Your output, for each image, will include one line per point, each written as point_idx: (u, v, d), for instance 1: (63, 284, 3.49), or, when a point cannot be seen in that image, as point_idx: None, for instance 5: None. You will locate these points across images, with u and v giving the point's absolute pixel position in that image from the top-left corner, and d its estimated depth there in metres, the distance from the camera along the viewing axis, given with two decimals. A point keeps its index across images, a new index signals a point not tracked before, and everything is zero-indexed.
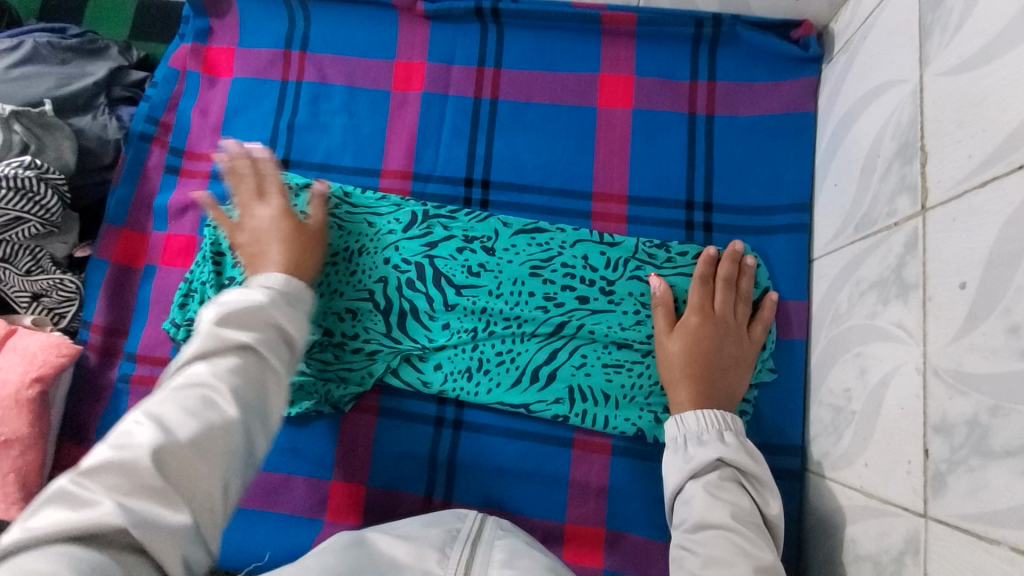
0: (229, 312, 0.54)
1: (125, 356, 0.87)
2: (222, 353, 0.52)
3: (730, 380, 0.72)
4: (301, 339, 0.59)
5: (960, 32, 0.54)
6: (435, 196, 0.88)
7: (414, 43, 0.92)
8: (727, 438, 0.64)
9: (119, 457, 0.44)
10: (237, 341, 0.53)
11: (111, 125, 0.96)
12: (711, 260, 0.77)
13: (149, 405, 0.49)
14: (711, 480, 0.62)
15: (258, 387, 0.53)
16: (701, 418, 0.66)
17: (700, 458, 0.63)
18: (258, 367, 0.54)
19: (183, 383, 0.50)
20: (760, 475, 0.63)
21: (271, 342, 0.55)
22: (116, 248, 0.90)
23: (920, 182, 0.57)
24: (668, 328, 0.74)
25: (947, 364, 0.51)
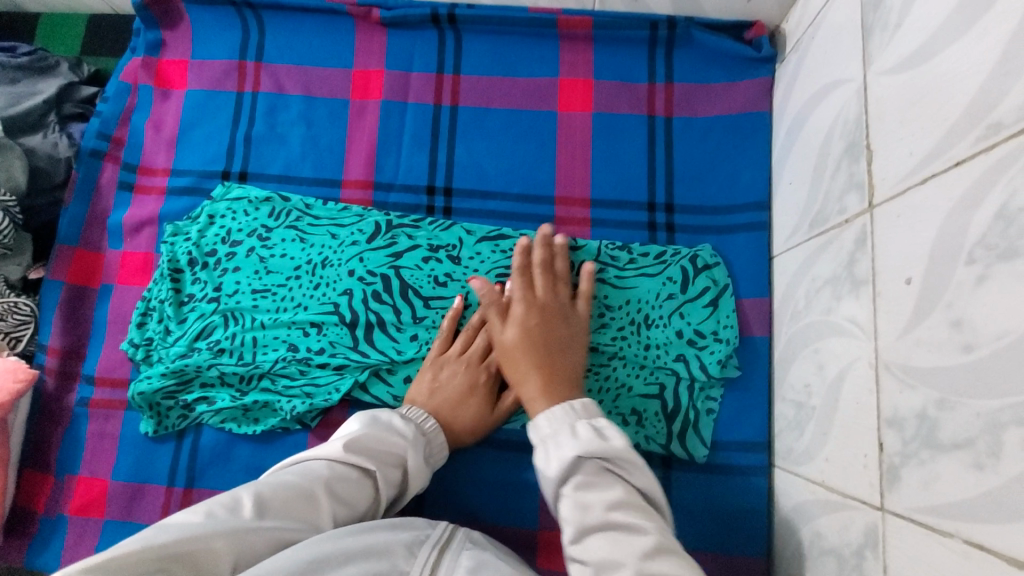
0: (372, 435, 0.64)
1: (83, 379, 0.84)
2: (343, 468, 0.61)
3: (573, 359, 0.69)
4: (412, 486, 0.67)
5: (899, 31, 0.55)
6: (398, 205, 0.87)
7: (371, 51, 0.91)
8: (579, 432, 0.56)
9: (224, 514, 0.52)
10: (363, 463, 0.62)
11: (62, 143, 0.93)
12: (526, 248, 0.76)
13: (267, 479, 0.58)
14: (579, 482, 0.54)
15: (359, 504, 0.61)
16: (551, 418, 0.58)
17: (558, 461, 0.55)
18: (360, 493, 0.61)
19: (304, 474, 0.59)
20: (619, 460, 0.55)
21: (388, 471, 0.64)
22: (71, 268, 0.87)
23: (867, 179, 0.58)
24: (501, 320, 0.72)
25: (897, 358, 0.51)
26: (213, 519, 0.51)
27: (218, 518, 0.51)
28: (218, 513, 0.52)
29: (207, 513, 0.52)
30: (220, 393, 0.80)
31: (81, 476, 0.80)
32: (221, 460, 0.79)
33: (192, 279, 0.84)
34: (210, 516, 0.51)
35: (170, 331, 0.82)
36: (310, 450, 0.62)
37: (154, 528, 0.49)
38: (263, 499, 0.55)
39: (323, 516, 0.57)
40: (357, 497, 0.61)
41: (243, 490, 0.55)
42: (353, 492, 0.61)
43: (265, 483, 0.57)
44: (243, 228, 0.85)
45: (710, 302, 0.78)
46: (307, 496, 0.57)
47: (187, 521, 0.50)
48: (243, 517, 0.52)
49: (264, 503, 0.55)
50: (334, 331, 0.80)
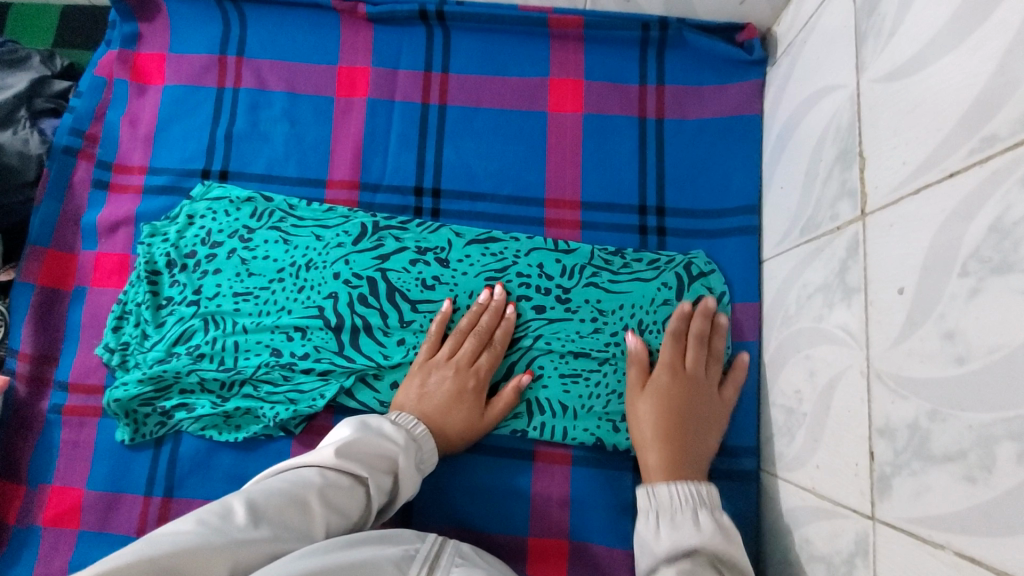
0: (364, 442, 0.63)
1: (56, 385, 0.81)
2: (335, 475, 0.60)
3: (700, 442, 0.70)
4: (403, 492, 0.65)
5: (893, 39, 0.55)
6: (385, 206, 0.85)
7: (357, 48, 0.89)
8: (702, 519, 0.60)
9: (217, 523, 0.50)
10: (356, 469, 0.60)
11: (33, 139, 0.89)
12: (686, 315, 0.75)
13: (257, 488, 0.56)
14: (685, 566, 0.56)
15: (350, 511, 0.60)
16: (676, 495, 0.62)
17: (675, 543, 0.58)
18: (353, 501, 0.60)
19: (294, 482, 0.57)
20: (735, 560, 0.58)
21: (380, 477, 0.62)
22: (43, 270, 0.84)
23: (859, 187, 0.58)
24: (639, 386, 0.73)
25: (889, 368, 0.51)
26: (206, 528, 0.49)
27: (210, 527, 0.49)
28: (210, 520, 0.50)
29: (198, 521, 0.50)
30: (199, 399, 0.78)
31: (54, 486, 0.77)
32: (201, 468, 0.77)
33: (170, 281, 0.81)
34: (201, 523, 0.50)
35: (147, 336, 0.80)
36: (301, 457, 0.61)
37: (147, 540, 0.47)
38: (254, 506, 0.53)
39: (316, 524, 0.55)
40: (349, 504, 0.60)
41: (234, 498, 0.54)
42: (346, 500, 0.60)
43: (256, 490, 0.55)
44: (224, 228, 0.82)
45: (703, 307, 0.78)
46: (299, 503, 0.55)
47: (179, 530, 0.49)
48: (234, 526, 0.50)
49: (255, 511, 0.53)
50: (319, 335, 0.78)
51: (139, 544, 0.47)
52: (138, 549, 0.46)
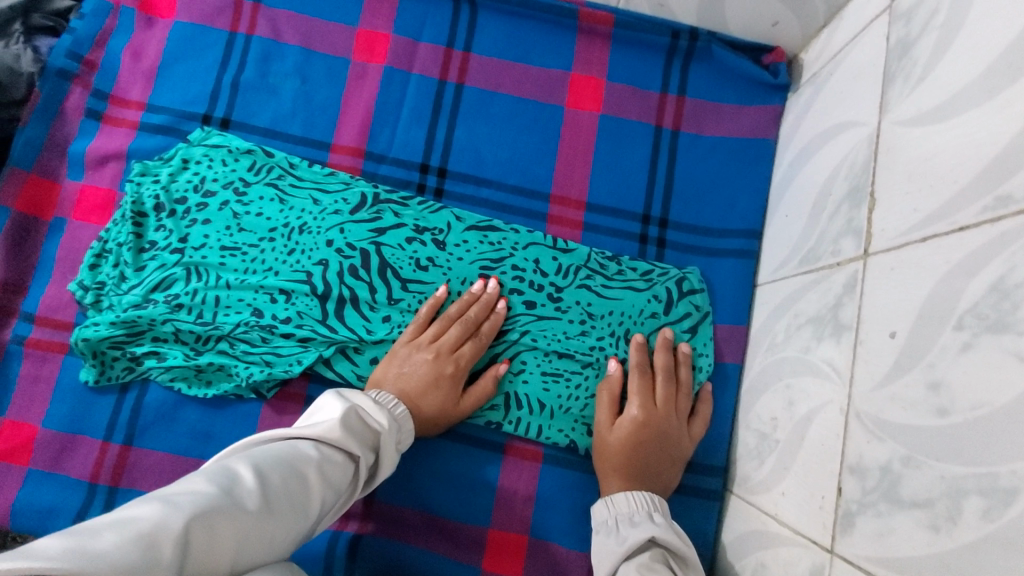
0: (355, 418, 0.62)
1: (22, 317, 0.77)
2: (329, 450, 0.58)
3: (663, 480, 0.72)
4: (385, 470, 0.65)
5: (921, 85, 0.55)
6: (387, 178, 0.83)
7: (379, 12, 0.86)
8: (656, 518, 0.65)
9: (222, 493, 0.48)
10: (350, 446, 0.59)
11: (26, 56, 0.82)
12: (643, 347, 0.76)
13: (252, 458, 0.53)
14: (642, 562, 0.59)
15: (340, 487, 0.58)
16: (631, 500, 0.67)
17: (632, 538, 0.62)
18: (343, 476, 0.59)
19: (290, 455, 0.55)
20: (688, 556, 0.62)
21: (369, 456, 0.62)
22: (21, 196, 0.79)
23: (865, 227, 0.58)
24: (610, 419, 0.74)
25: (869, 409, 0.52)
26: (215, 493, 0.47)
27: (218, 495, 0.47)
28: (216, 487, 0.48)
29: (204, 487, 0.47)
30: (172, 350, 0.76)
31: (8, 420, 0.75)
32: (166, 420, 0.75)
33: (155, 225, 0.78)
34: (208, 489, 0.47)
35: (125, 278, 0.77)
36: (291, 428, 0.58)
37: (155, 501, 0.45)
38: (258, 474, 0.51)
39: (313, 497, 0.54)
40: (340, 481, 0.58)
41: (234, 465, 0.51)
42: (338, 476, 0.58)
43: (253, 458, 0.53)
44: (219, 178, 0.80)
45: (689, 328, 0.78)
46: (299, 475, 0.53)
47: (189, 492, 0.46)
48: (239, 496, 0.48)
49: (259, 480, 0.51)
50: (303, 301, 0.76)
51: (149, 504, 0.44)
52: (153, 512, 0.43)
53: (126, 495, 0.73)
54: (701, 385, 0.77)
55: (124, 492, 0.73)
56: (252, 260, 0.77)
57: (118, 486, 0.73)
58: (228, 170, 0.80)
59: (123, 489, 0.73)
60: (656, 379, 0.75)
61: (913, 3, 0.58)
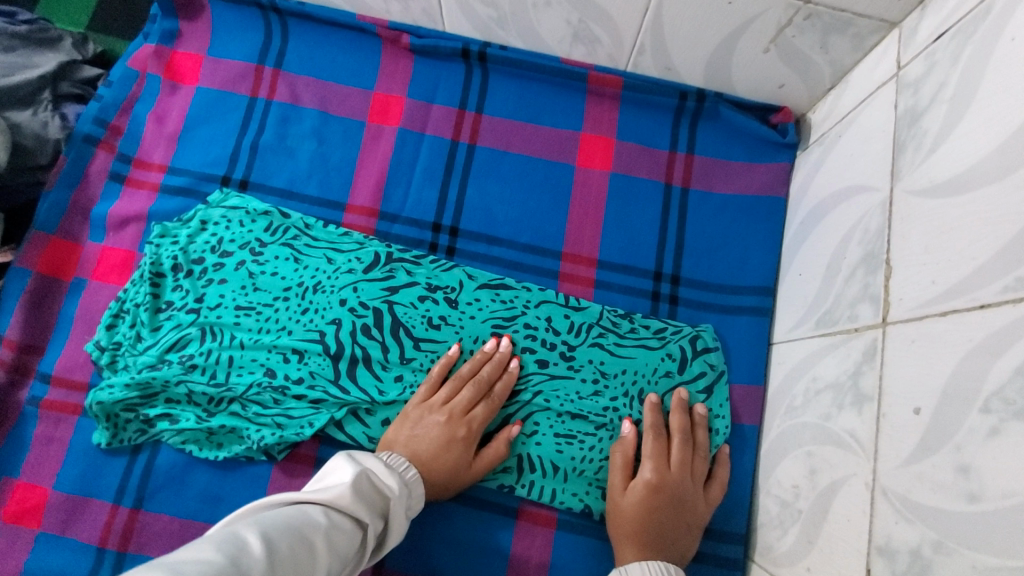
0: (364, 483, 0.61)
1: (38, 377, 0.78)
2: (337, 517, 0.56)
3: (680, 549, 0.69)
4: (389, 540, 0.62)
5: (933, 155, 0.55)
6: (400, 238, 0.84)
7: (394, 76, 0.89)
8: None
9: (231, 561, 0.43)
10: (358, 513, 0.57)
11: (54, 123, 0.84)
12: (656, 408, 0.75)
13: (258, 524, 0.50)
14: None
15: (346, 558, 0.55)
16: (645, 569, 0.64)
17: None
18: (350, 546, 0.56)
19: (297, 521, 0.52)
20: None
21: (375, 523, 0.60)
22: (43, 258, 0.80)
23: (882, 294, 0.58)
24: (624, 483, 0.72)
25: (896, 487, 0.51)
26: (224, 562, 0.43)
27: (226, 563, 0.43)
28: (225, 554, 0.44)
29: (213, 553, 0.43)
30: (184, 412, 0.76)
31: (19, 482, 0.74)
32: (176, 483, 0.75)
33: (173, 285, 0.80)
34: (215, 557, 0.43)
35: (141, 339, 0.78)
36: (298, 492, 0.56)
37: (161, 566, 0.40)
38: (266, 541, 0.47)
39: (321, 567, 0.50)
40: (347, 550, 0.55)
41: (240, 532, 0.47)
42: (344, 545, 0.55)
43: (260, 526, 0.49)
44: (236, 239, 0.81)
45: (704, 388, 0.77)
46: (307, 542, 0.50)
47: (197, 560, 0.42)
48: (249, 564, 0.44)
49: (270, 544, 0.47)
50: (316, 361, 0.76)
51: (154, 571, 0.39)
52: None
53: (134, 561, 0.72)
54: (718, 448, 0.75)
55: (132, 557, 0.72)
56: (266, 320, 0.78)
57: (126, 552, 0.72)
58: (245, 230, 0.81)
59: (131, 554, 0.72)
60: (671, 441, 0.73)
61: (921, 73, 0.59)
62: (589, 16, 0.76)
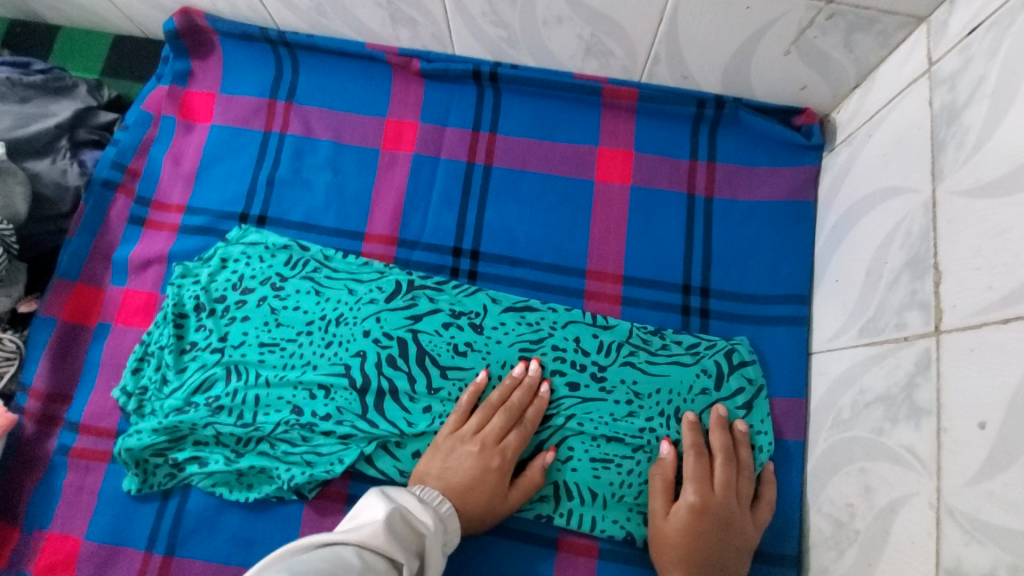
0: (398, 519, 0.58)
1: (66, 425, 0.77)
2: (372, 557, 0.53)
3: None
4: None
5: (978, 153, 0.52)
6: (421, 264, 0.83)
7: (406, 102, 0.88)
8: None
9: None
10: (394, 553, 0.55)
11: (72, 170, 0.84)
12: (695, 427, 0.72)
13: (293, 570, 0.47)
14: None
15: None
16: None
17: None
18: None
19: (332, 564, 0.49)
20: None
21: (413, 562, 0.57)
22: (67, 305, 0.80)
23: (933, 301, 0.55)
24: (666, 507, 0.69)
25: (964, 507, 0.48)
26: None
27: None
28: None
29: None
30: (213, 453, 0.75)
31: (51, 533, 0.73)
32: (207, 527, 0.73)
33: (196, 325, 0.79)
34: None
35: (167, 381, 0.77)
36: (330, 532, 0.53)
37: None
38: None
39: None
40: None
41: None
42: None
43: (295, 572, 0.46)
44: (256, 275, 0.80)
45: (743, 404, 0.74)
46: None
47: None
48: None
49: None
50: (342, 396, 0.75)
51: None
52: None
53: None
54: (762, 466, 0.72)
55: None
56: (290, 355, 0.77)
57: None
58: (266, 266, 0.81)
59: None
60: (713, 462, 0.70)
61: (956, 68, 0.57)
62: (601, 29, 0.74)
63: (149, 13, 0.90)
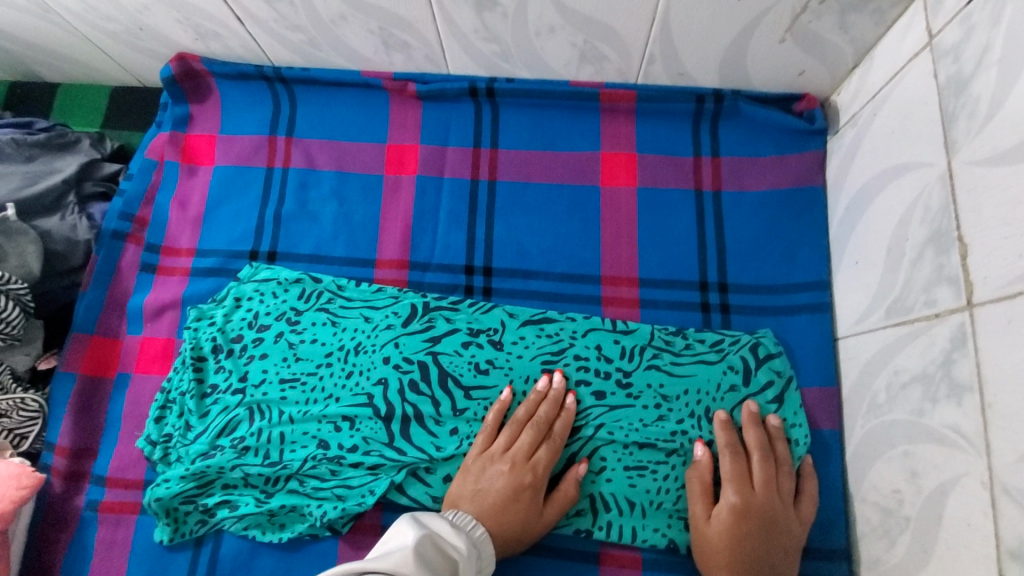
0: (428, 545, 0.57)
1: (93, 480, 0.77)
2: None
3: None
4: None
5: (992, 121, 0.51)
6: (434, 285, 0.83)
7: (405, 126, 0.88)
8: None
9: None
10: None
11: (82, 225, 0.84)
12: (728, 426, 0.70)
13: None
14: None
15: None
16: None
17: None
18: None
19: None
20: None
21: None
22: (86, 358, 0.80)
23: (962, 275, 0.54)
24: (707, 511, 0.67)
25: (1020, 484, 0.46)
26: None
27: None
28: None
29: None
30: (242, 496, 0.74)
31: None
32: (243, 571, 0.72)
33: (215, 367, 0.78)
34: None
35: (191, 427, 0.76)
36: (368, 561, 0.51)
37: None
38: None
39: None
40: None
41: None
42: None
43: None
44: (271, 311, 0.80)
45: (775, 398, 0.73)
46: None
47: None
48: None
49: None
50: (367, 425, 0.74)
51: None
52: None
53: None
54: (801, 460, 0.70)
55: None
56: (312, 389, 0.76)
57: None
58: (280, 302, 0.81)
59: None
60: (751, 459, 0.69)
61: (958, 39, 0.57)
62: (594, 35, 0.75)
63: (145, 62, 0.91)
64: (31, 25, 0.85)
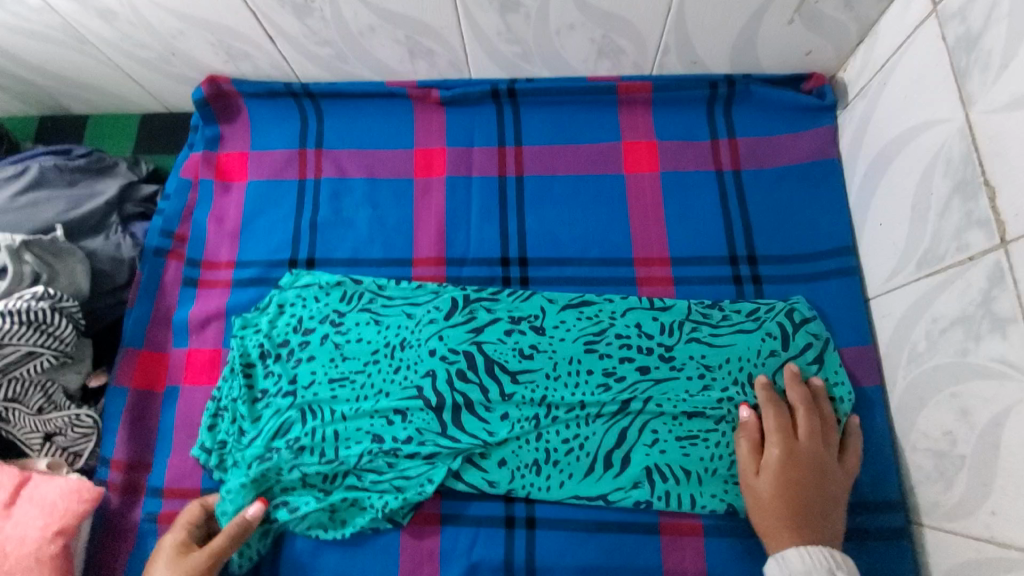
0: None
1: (148, 492, 0.77)
2: None
3: (834, 528, 0.66)
4: None
5: (1006, 71, 0.55)
6: (472, 279, 0.85)
7: (430, 130, 0.92)
8: None
9: None
10: None
11: (125, 243, 0.86)
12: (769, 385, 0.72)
13: None
14: None
15: None
16: (806, 556, 0.61)
17: None
18: None
19: None
20: None
21: None
22: (136, 372, 0.82)
23: (992, 216, 0.57)
24: (756, 467, 0.69)
25: None
26: None
27: None
28: None
29: None
30: (300, 496, 0.74)
31: None
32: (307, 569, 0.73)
33: (264, 372, 0.79)
34: None
35: (244, 432, 0.77)
36: None
37: None
38: None
39: None
40: None
41: None
42: None
43: None
44: (315, 315, 0.82)
45: (815, 358, 0.75)
46: None
47: None
48: None
49: None
50: (419, 417, 0.75)
51: None
52: None
53: None
54: (847, 416, 0.72)
55: None
56: (362, 386, 0.77)
57: None
58: (323, 305, 0.82)
59: None
60: (795, 415, 0.71)
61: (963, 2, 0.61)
62: (612, 29, 0.79)
63: (175, 88, 0.95)
64: (66, 58, 0.88)
